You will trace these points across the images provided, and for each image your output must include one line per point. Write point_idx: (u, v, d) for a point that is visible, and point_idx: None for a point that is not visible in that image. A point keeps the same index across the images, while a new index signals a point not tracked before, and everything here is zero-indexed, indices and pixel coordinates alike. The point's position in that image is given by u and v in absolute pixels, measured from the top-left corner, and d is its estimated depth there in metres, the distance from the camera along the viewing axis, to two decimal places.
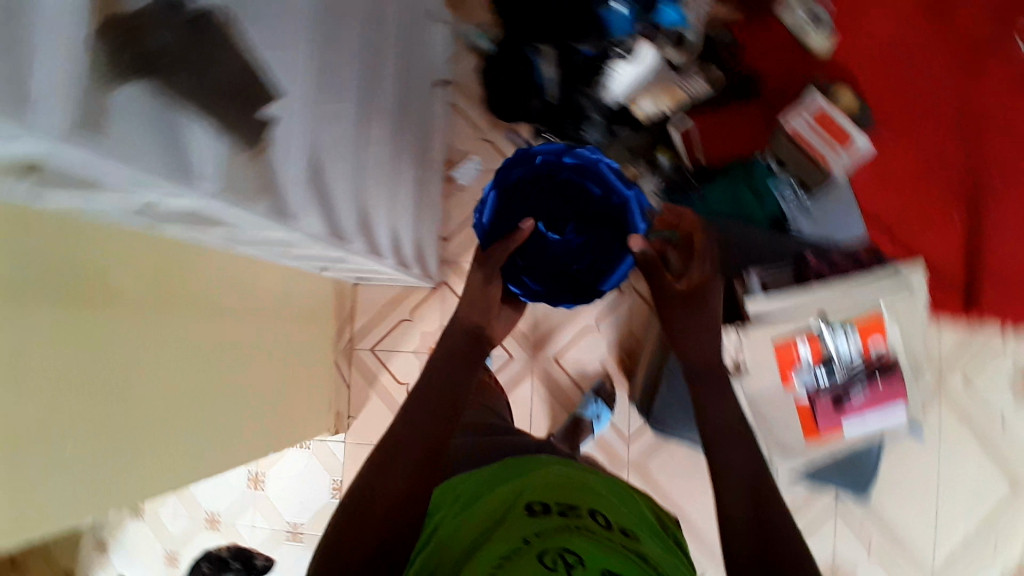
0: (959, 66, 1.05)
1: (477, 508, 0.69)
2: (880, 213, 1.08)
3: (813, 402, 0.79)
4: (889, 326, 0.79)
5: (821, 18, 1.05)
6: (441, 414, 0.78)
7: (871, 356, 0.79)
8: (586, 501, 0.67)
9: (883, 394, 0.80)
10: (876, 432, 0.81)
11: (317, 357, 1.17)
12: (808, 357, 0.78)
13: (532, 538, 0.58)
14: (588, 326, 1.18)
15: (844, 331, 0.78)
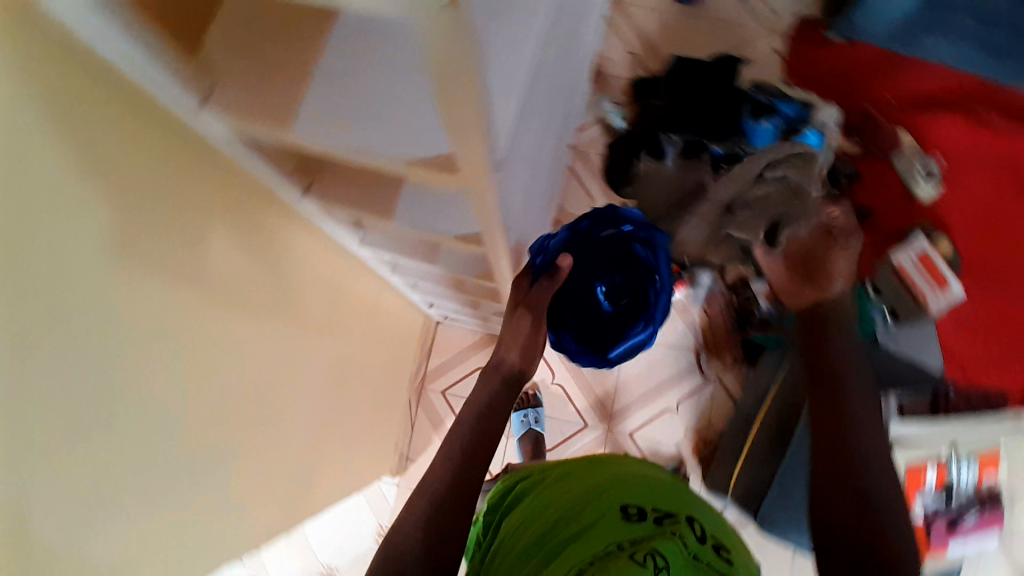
0: None
1: (556, 501, 0.63)
2: (957, 357, 1.15)
3: (930, 527, 0.90)
4: (999, 460, 0.91)
5: (933, 173, 1.16)
6: (488, 437, 0.69)
7: (985, 489, 0.91)
8: (678, 506, 0.60)
9: (986, 520, 0.93)
10: (972, 553, 0.94)
11: (396, 391, 1.12)
12: (934, 482, 0.88)
13: (626, 544, 0.52)
14: (667, 408, 1.22)
15: (967, 464, 0.89)
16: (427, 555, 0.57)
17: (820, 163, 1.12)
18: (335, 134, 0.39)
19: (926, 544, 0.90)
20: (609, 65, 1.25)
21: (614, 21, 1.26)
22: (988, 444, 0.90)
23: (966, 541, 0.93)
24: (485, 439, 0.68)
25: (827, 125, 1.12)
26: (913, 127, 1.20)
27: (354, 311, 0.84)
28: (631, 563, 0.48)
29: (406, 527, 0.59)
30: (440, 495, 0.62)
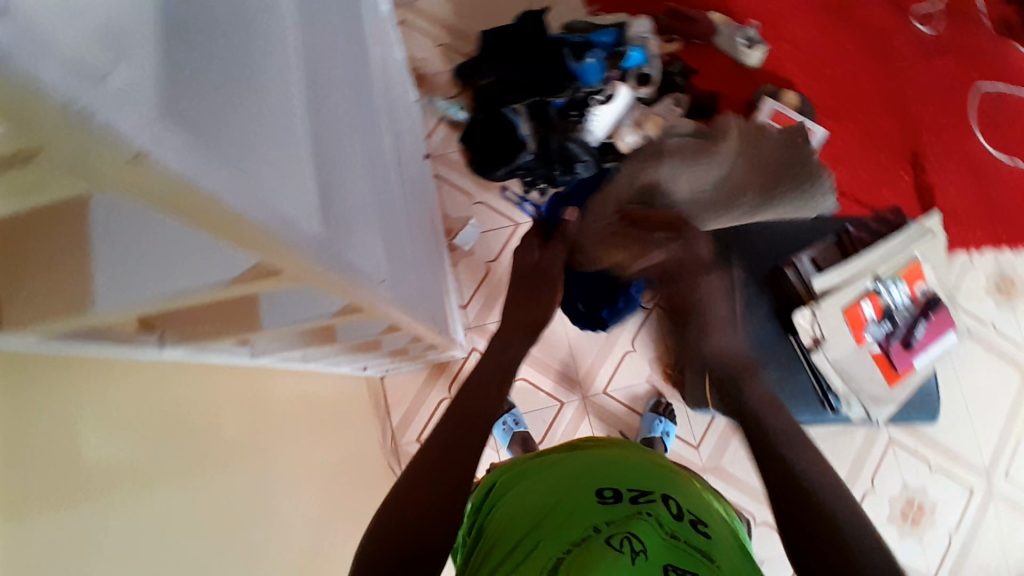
0: (862, 53, 1.27)
1: (526, 496, 0.65)
2: (851, 191, 1.22)
3: (886, 351, 0.90)
4: (924, 268, 0.93)
5: (752, 38, 1.21)
6: (471, 435, 0.66)
7: (918, 297, 0.92)
8: (654, 485, 0.63)
9: (937, 324, 0.93)
10: (940, 358, 0.92)
11: (368, 459, 1.08)
12: (872, 313, 0.91)
13: (603, 527, 0.55)
14: (625, 352, 1.23)
15: (894, 283, 0.91)
16: (421, 531, 0.53)
17: (652, 75, 1.16)
18: (133, 289, 0.35)
19: (891, 369, 0.90)
20: (426, 68, 1.25)
21: (411, 23, 1.27)
22: (902, 259, 0.92)
23: (930, 350, 0.92)
24: (468, 432, 0.66)
25: (643, 36, 1.15)
26: (715, 4, 1.26)
27: (279, 415, 0.80)
28: (609, 548, 0.51)
29: (396, 516, 0.54)
30: (421, 485, 0.58)
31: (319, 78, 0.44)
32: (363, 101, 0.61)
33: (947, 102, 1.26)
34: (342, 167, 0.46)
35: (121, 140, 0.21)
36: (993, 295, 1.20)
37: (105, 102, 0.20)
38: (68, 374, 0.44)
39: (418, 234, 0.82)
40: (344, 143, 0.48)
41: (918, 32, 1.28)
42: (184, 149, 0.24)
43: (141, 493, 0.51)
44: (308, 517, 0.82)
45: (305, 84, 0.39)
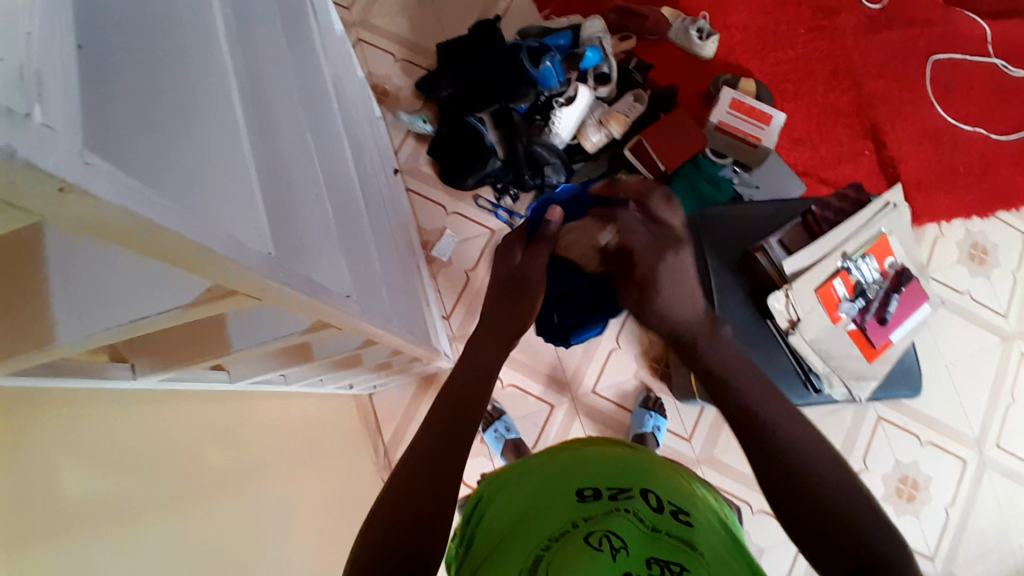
0: (812, 34, 1.30)
1: (511, 499, 0.65)
2: (817, 171, 1.24)
3: (863, 327, 0.91)
4: (891, 241, 0.94)
5: (705, 30, 1.23)
6: (458, 432, 0.66)
7: (888, 272, 0.93)
8: (634, 480, 0.63)
9: (909, 297, 0.94)
10: (916, 331, 0.93)
11: (358, 482, 1.07)
12: (844, 291, 0.91)
13: (580, 522, 0.56)
14: (610, 350, 1.24)
15: (863, 259, 0.92)
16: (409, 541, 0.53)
17: (610, 74, 1.18)
18: (94, 323, 0.35)
19: (868, 345, 0.91)
20: (391, 86, 1.27)
21: (369, 41, 1.28)
22: (870, 235, 0.92)
23: (905, 324, 0.93)
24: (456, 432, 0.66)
25: (597, 36, 1.17)
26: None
27: (264, 442, 0.80)
28: (588, 548, 0.52)
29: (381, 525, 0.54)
30: (410, 489, 0.58)
31: (264, 111, 0.45)
32: (318, 126, 0.62)
33: (900, 72, 1.29)
34: (299, 195, 0.47)
35: (53, 179, 0.22)
36: (965, 264, 1.23)
37: (33, 139, 0.21)
38: (36, 417, 0.44)
39: (388, 247, 0.83)
40: (298, 172, 0.49)
41: (865, 10, 1.31)
42: (122, 184, 0.26)
43: (127, 536, 0.50)
44: (302, 543, 0.82)
45: (247, 119, 0.40)
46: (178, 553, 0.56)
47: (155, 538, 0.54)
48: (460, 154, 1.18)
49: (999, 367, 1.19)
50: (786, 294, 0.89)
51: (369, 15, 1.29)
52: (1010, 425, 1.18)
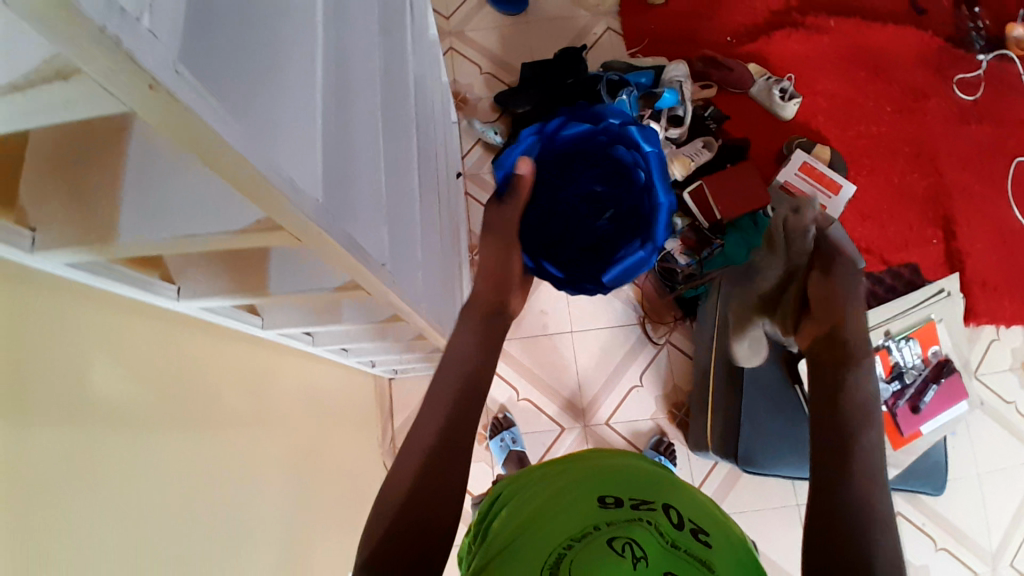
0: (899, 114, 1.28)
1: (532, 496, 0.67)
2: (879, 250, 1.20)
3: (895, 410, 0.88)
4: (939, 331, 0.93)
5: (788, 91, 1.24)
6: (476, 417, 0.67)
7: (930, 359, 0.91)
8: (656, 495, 0.64)
9: (951, 390, 0.91)
10: (950, 428, 0.90)
11: (359, 460, 1.10)
12: (881, 371, 0.89)
13: (603, 526, 0.58)
14: (632, 386, 1.23)
15: (906, 343, 0.91)
16: (419, 532, 0.56)
17: (684, 117, 1.19)
18: (154, 230, 0.39)
19: (897, 431, 0.88)
20: (471, 95, 1.33)
21: (460, 50, 1.34)
22: (915, 317, 0.92)
23: (941, 416, 0.90)
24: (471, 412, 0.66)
25: (678, 79, 1.20)
26: (752, 55, 1.30)
27: (281, 395, 0.83)
28: (611, 551, 0.54)
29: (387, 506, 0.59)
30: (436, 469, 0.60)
31: (342, 81, 0.49)
32: (391, 111, 0.66)
33: (984, 169, 1.25)
34: (358, 162, 0.51)
35: (140, 73, 0.25)
36: (1018, 374, 1.18)
37: (134, 34, 0.24)
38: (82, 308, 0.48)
39: (436, 237, 0.88)
40: (361, 142, 0.52)
41: (957, 100, 1.28)
42: (199, 94, 0.29)
43: (145, 444, 0.54)
44: (294, 499, 0.85)
45: (326, 82, 0.44)
46: (182, 470, 0.59)
47: (166, 450, 0.57)
48: None
49: None
50: None
51: (464, 26, 1.36)
52: None
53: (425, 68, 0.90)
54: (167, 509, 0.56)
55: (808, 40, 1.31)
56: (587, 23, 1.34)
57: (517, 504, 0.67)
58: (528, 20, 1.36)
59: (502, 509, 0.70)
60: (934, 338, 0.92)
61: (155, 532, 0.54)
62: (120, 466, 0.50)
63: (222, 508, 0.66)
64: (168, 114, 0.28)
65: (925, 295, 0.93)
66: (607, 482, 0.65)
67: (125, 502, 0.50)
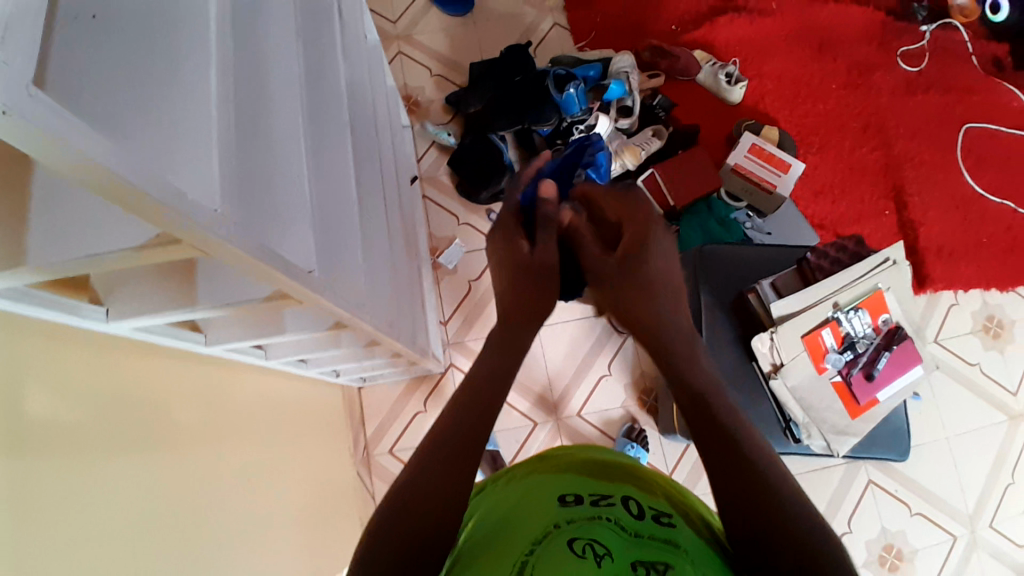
0: (845, 90, 1.30)
1: (491, 504, 0.60)
2: (831, 225, 1.22)
3: (851, 380, 0.96)
4: (886, 298, 0.99)
5: (734, 75, 1.25)
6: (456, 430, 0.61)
7: (881, 329, 0.99)
8: (617, 490, 0.58)
9: (902, 356, 0.99)
10: (907, 390, 0.97)
11: (329, 473, 1.09)
12: (834, 342, 0.96)
13: (564, 523, 0.51)
14: (601, 377, 1.24)
15: (855, 313, 0.97)
16: (427, 535, 0.52)
17: (633, 108, 1.20)
18: (56, 253, 0.39)
19: (854, 399, 0.95)
20: (422, 98, 1.33)
21: (409, 55, 1.34)
22: (865, 289, 0.98)
23: (896, 382, 0.97)
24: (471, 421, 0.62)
25: (625, 70, 1.20)
26: (698, 42, 1.31)
27: (240, 412, 0.83)
28: (571, 554, 0.45)
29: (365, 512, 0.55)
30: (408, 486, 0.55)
31: (252, 96, 0.49)
32: (317, 123, 0.66)
33: (932, 137, 1.27)
34: (277, 175, 0.51)
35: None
36: (977, 336, 1.20)
37: None
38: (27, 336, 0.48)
39: (386, 246, 0.88)
40: (282, 155, 0.52)
41: (901, 72, 1.30)
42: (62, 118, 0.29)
43: (106, 473, 0.54)
44: (265, 515, 0.84)
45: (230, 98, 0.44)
46: (148, 493, 0.59)
47: (130, 472, 0.57)
48: (477, 167, 1.20)
49: (998, 445, 1.16)
50: (773, 335, 0.94)
51: (412, 30, 1.36)
52: (1004, 506, 1.14)
53: (364, 77, 0.91)
54: (137, 534, 0.56)
55: (753, 20, 1.32)
56: (534, 19, 1.35)
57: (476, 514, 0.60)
58: (475, 21, 1.36)
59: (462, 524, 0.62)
60: (884, 308, 0.99)
61: (125, 558, 0.53)
62: (81, 497, 0.50)
63: (190, 526, 0.66)
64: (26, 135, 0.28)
65: (875, 266, 0.98)
66: (565, 480, 0.60)
67: (92, 531, 0.50)
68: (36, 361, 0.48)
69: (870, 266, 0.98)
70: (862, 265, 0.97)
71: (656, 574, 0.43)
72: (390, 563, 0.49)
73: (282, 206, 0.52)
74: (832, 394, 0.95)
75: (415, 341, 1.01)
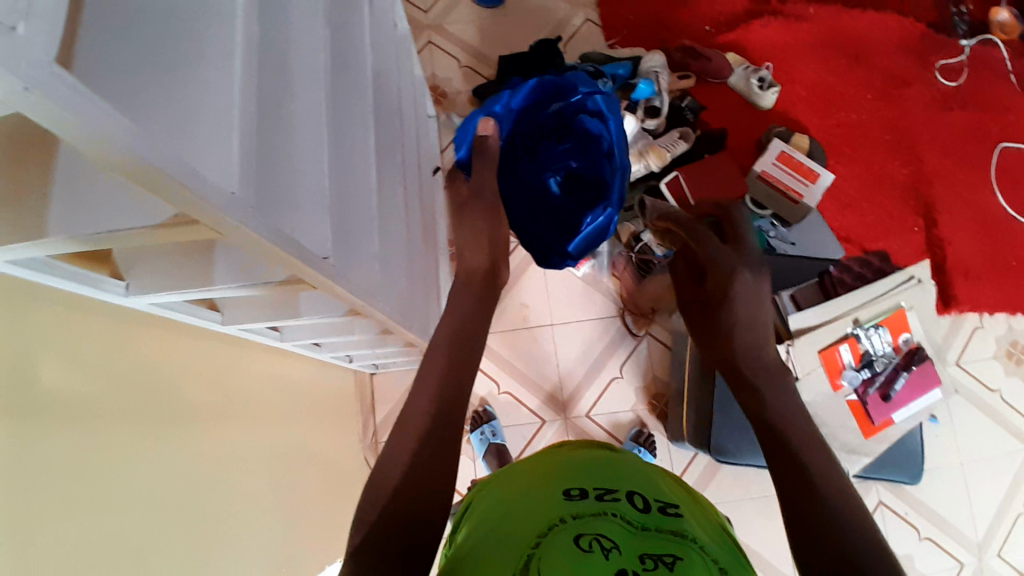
0: (880, 101, 1.26)
1: (496, 496, 0.61)
2: (857, 239, 1.20)
3: (866, 400, 0.94)
4: (909, 318, 0.98)
5: (767, 80, 1.23)
6: (448, 423, 0.61)
7: (901, 348, 0.97)
8: (621, 483, 0.58)
9: (920, 378, 0.97)
10: (923, 414, 0.95)
11: (336, 456, 1.10)
12: (851, 359, 0.95)
13: (569, 518, 0.51)
14: (612, 378, 1.24)
15: (876, 330, 0.96)
16: (424, 528, 0.53)
17: (661, 109, 1.18)
18: (82, 228, 0.40)
19: (868, 419, 0.93)
20: (449, 90, 1.33)
21: (438, 45, 1.34)
22: (886, 306, 0.98)
23: (912, 404, 0.95)
24: (456, 410, 0.63)
25: (655, 70, 1.19)
26: (731, 45, 1.29)
27: (252, 391, 0.84)
28: (577, 550, 0.47)
29: (368, 504, 0.55)
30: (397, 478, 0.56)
31: (275, 86, 0.49)
32: (340, 114, 0.67)
33: (968, 155, 1.24)
34: (297, 164, 0.51)
35: (14, 81, 0.26)
36: (1001, 361, 1.17)
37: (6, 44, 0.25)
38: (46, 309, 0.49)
39: (404, 236, 0.88)
40: (303, 144, 0.53)
41: (940, 85, 1.27)
42: (84, 103, 0.29)
43: (116, 448, 0.55)
44: (270, 494, 0.86)
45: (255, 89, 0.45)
46: (154, 468, 0.60)
47: (138, 447, 0.58)
48: None
49: (1016, 474, 1.13)
50: (789, 345, 0.94)
51: (443, 20, 1.36)
52: (1017, 537, 1.12)
53: (390, 64, 0.91)
54: (144, 507, 0.57)
55: (789, 25, 1.29)
56: (565, 15, 1.34)
57: (481, 504, 0.62)
58: (506, 14, 1.35)
59: (465, 512, 0.64)
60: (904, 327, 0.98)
61: (129, 530, 0.55)
62: (92, 467, 0.51)
63: (195, 503, 0.67)
64: (49, 114, 0.29)
65: (896, 285, 0.99)
66: (569, 474, 0.60)
67: (97, 504, 0.51)
68: (54, 335, 0.49)
69: (891, 285, 0.99)
70: (884, 282, 0.99)
71: (664, 568, 0.45)
72: (391, 555, 0.50)
73: (302, 192, 0.52)
74: (845, 412, 0.93)
75: (428, 332, 1.01)
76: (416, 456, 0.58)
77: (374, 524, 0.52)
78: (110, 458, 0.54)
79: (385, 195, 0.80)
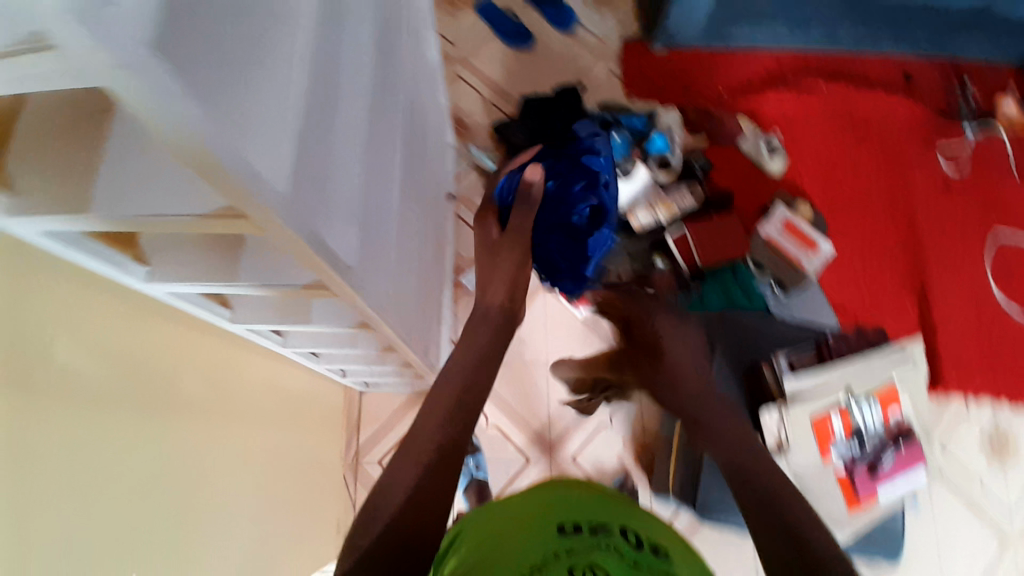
0: (882, 181, 1.31)
1: (486, 527, 0.61)
2: (852, 308, 1.23)
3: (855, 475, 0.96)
4: (900, 394, 1.00)
5: (775, 147, 1.30)
6: (451, 453, 0.61)
7: (893, 425, 0.98)
8: (615, 519, 0.58)
9: (908, 457, 0.99)
10: (909, 493, 0.97)
11: (318, 471, 1.09)
12: (843, 431, 0.96)
13: (563, 554, 0.51)
14: (602, 423, 1.23)
15: (868, 405, 0.98)
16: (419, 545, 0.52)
17: (672, 163, 1.23)
18: (123, 209, 0.40)
19: (855, 494, 0.95)
20: (471, 122, 1.36)
21: (465, 79, 1.39)
22: (881, 380, 1.00)
23: (898, 484, 0.97)
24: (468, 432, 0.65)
25: (669, 126, 1.25)
26: (746, 110, 1.34)
27: (246, 394, 0.83)
28: None
29: (364, 527, 0.55)
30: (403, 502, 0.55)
31: (325, 97, 0.51)
32: (375, 131, 0.69)
33: (962, 240, 1.29)
34: (333, 175, 0.52)
35: (111, 55, 0.27)
36: (983, 448, 1.19)
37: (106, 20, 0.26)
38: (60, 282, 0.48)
39: (416, 256, 0.90)
40: (339, 157, 0.54)
41: (940, 171, 1.33)
42: (163, 88, 0.30)
43: (108, 434, 0.53)
44: (254, 499, 0.84)
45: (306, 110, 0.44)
46: (150, 463, 0.59)
47: (135, 441, 0.57)
48: None
49: (991, 562, 1.14)
50: (781, 412, 0.97)
51: (472, 55, 1.40)
52: None
53: (422, 89, 0.94)
54: (132, 502, 0.55)
55: (800, 98, 1.35)
56: (590, 63, 1.39)
57: (473, 530, 0.61)
58: (533, 57, 1.40)
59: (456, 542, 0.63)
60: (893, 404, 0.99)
61: (118, 526, 0.53)
62: (83, 450, 0.50)
63: (185, 501, 0.66)
64: (137, 94, 0.30)
65: (890, 358, 1.01)
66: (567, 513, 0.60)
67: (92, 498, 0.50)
68: (64, 310, 0.48)
69: (885, 358, 1.01)
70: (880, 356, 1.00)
71: None
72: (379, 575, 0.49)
73: (336, 200, 0.53)
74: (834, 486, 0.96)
75: (427, 355, 1.01)
76: (417, 480, 0.58)
77: (371, 541, 0.52)
78: (105, 443, 0.53)
79: (404, 213, 0.81)
